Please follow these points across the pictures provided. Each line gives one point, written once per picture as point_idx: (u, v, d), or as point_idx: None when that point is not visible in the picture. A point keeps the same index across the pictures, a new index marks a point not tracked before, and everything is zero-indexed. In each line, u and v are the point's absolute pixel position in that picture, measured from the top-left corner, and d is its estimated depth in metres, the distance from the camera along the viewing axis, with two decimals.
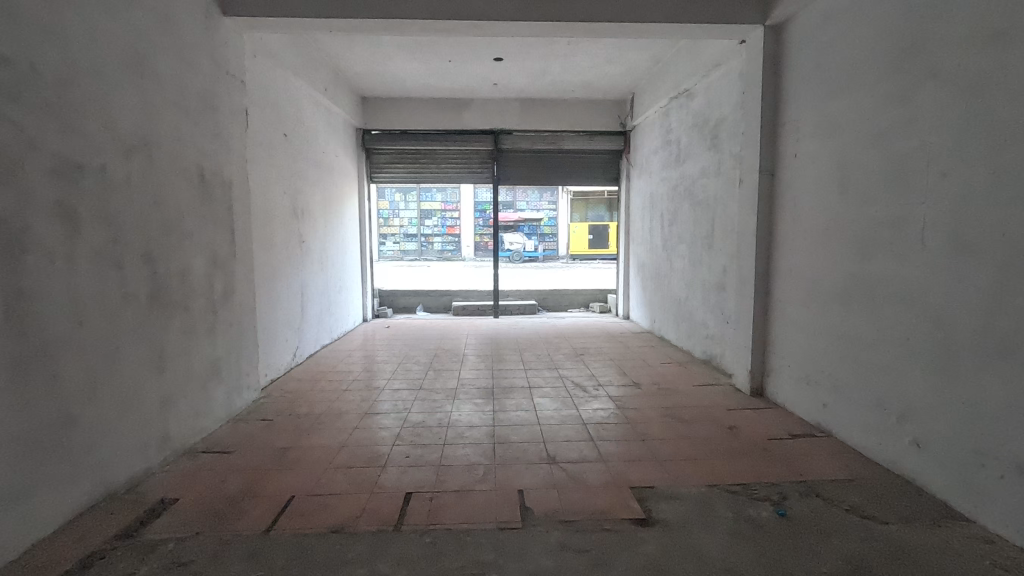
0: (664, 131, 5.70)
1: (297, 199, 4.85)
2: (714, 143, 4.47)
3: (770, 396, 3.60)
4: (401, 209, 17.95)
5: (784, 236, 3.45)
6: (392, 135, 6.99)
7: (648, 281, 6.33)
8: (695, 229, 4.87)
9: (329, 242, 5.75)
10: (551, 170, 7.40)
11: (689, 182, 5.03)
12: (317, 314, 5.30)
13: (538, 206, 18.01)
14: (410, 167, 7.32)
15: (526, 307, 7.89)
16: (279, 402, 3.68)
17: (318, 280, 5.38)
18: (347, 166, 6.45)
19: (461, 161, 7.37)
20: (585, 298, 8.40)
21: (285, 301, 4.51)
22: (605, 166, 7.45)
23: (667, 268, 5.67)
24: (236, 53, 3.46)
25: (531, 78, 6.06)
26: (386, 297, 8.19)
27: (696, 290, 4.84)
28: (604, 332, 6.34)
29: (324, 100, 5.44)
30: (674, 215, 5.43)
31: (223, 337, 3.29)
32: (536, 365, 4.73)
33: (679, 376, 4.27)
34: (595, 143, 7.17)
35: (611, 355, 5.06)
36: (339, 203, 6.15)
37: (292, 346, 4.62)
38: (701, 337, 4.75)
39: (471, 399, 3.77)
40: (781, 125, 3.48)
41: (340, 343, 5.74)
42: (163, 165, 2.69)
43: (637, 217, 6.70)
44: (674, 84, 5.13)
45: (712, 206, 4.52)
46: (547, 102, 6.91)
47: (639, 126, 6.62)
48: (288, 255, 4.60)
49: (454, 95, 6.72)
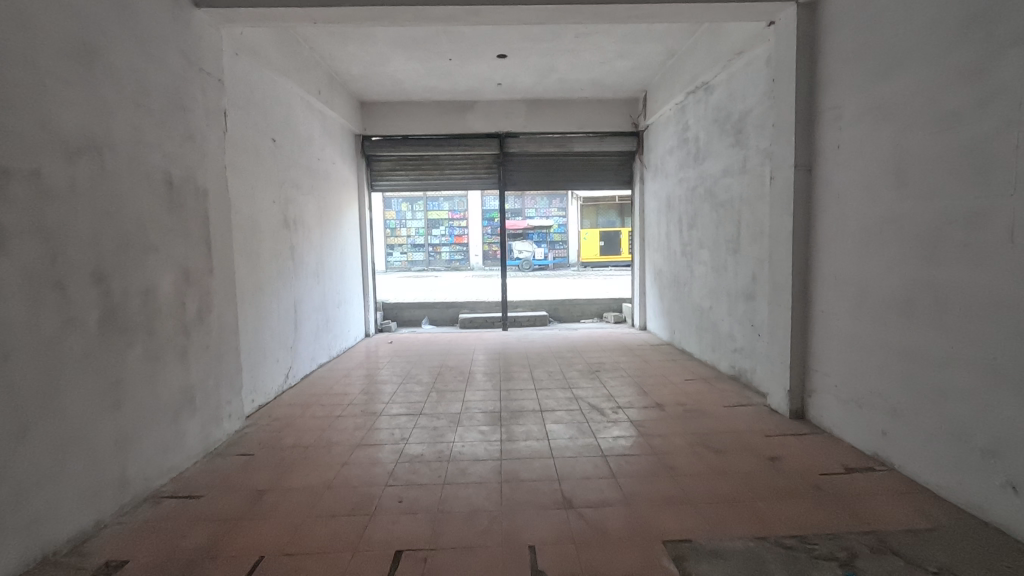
0: (680, 129, 5.33)
1: (289, 210, 4.53)
2: (737, 139, 4.09)
3: (813, 420, 3.18)
4: (408, 220, 17.64)
5: (825, 239, 3.05)
6: (392, 140, 6.69)
7: (666, 290, 5.93)
8: (718, 233, 4.48)
9: (326, 254, 5.44)
10: (560, 174, 7.07)
11: (710, 181, 4.64)
12: (313, 332, 4.98)
13: (547, 213, 17.67)
14: (413, 173, 7.01)
15: (537, 319, 7.51)
16: (265, 432, 3.34)
17: (314, 295, 5.06)
18: (346, 174, 6.15)
19: (465, 167, 7.04)
20: (599, 307, 8.02)
21: (276, 319, 4.18)
22: (618, 168, 7.07)
23: (686, 276, 5.27)
24: (211, 49, 3.15)
25: (537, 77, 5.73)
26: (391, 310, 7.87)
27: (721, 299, 4.43)
28: (620, 345, 5.94)
29: (317, 104, 5.15)
30: (693, 219, 5.04)
31: (198, 362, 2.95)
32: (548, 384, 4.34)
33: (705, 395, 3.86)
34: (607, 147, 6.77)
35: (629, 372, 4.67)
36: (337, 213, 5.83)
37: (284, 368, 4.29)
38: (728, 350, 4.34)
39: (476, 426, 3.39)
40: (818, 114, 3.09)
41: (339, 361, 5.40)
42: (120, 172, 2.37)
43: (653, 223, 6.32)
44: (691, 78, 4.76)
45: (737, 208, 4.13)
46: (555, 102, 6.58)
47: (652, 125, 6.25)
48: (278, 269, 4.28)
49: (457, 97, 6.41)
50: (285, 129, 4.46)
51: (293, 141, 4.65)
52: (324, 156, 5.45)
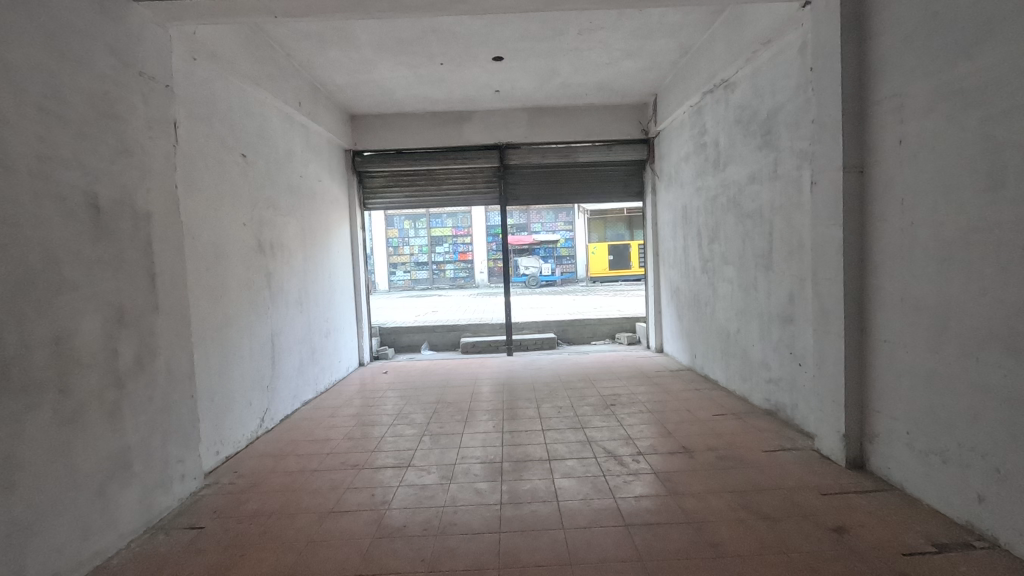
0: (696, 134, 4.85)
1: (265, 233, 4.09)
2: (765, 140, 3.61)
3: (878, 473, 2.64)
4: (411, 238, 17.21)
5: (886, 254, 2.53)
6: (385, 155, 6.29)
7: (684, 309, 5.42)
8: (745, 248, 3.97)
9: (311, 280, 4.99)
10: (565, 186, 6.59)
11: (733, 190, 4.15)
12: (295, 367, 4.51)
13: (554, 227, 17.24)
14: (408, 190, 6.57)
15: (544, 341, 6.99)
16: (224, 495, 2.84)
17: (297, 325, 4.59)
18: (334, 192, 5.72)
19: (464, 182, 6.57)
20: (610, 327, 7.49)
21: (248, 357, 3.71)
22: (626, 179, 6.58)
23: (709, 295, 4.76)
24: (156, 50, 2.72)
25: (537, 82, 5.29)
26: (388, 335, 7.39)
27: (752, 323, 3.91)
28: (637, 371, 5.40)
29: (298, 117, 4.74)
30: (714, 232, 4.54)
31: (137, 419, 2.46)
32: (557, 424, 3.82)
33: (740, 436, 3.33)
34: (615, 156, 6.32)
35: (648, 406, 4.13)
36: (324, 234, 5.39)
37: (259, 411, 3.82)
38: (762, 380, 3.80)
39: (472, 483, 2.88)
40: (871, 104, 2.59)
41: (327, 397, 4.91)
42: (17, 194, 1.92)
43: (668, 237, 5.83)
44: (709, 75, 4.30)
45: (768, 219, 3.63)
46: (557, 110, 6.14)
47: (664, 131, 5.79)
48: (252, 299, 3.83)
49: (452, 107, 5.98)
50: (258, 144, 4.04)
51: (269, 158, 4.22)
52: (308, 172, 5.02)
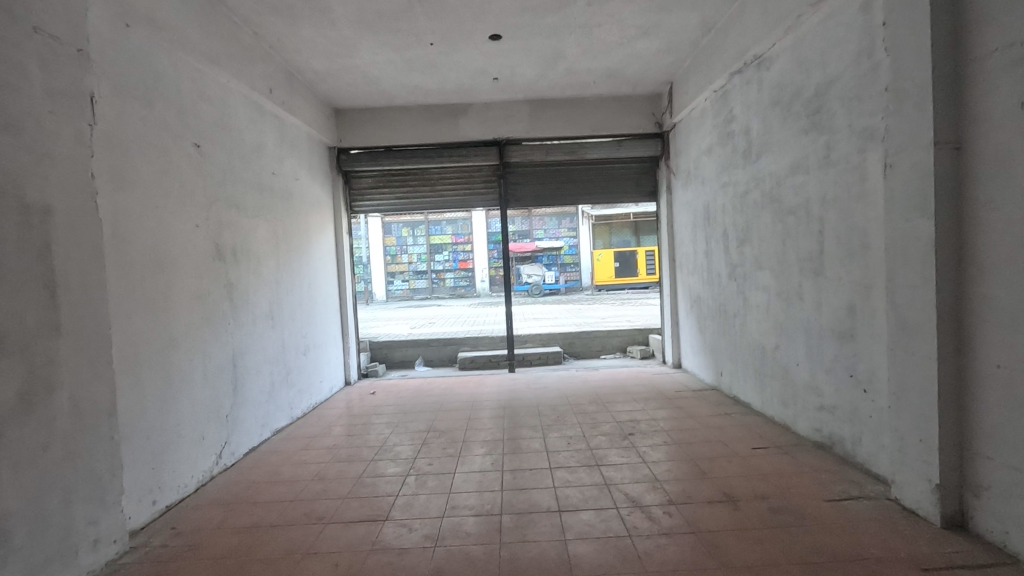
0: (721, 122, 4.28)
1: (226, 237, 3.52)
2: (814, 121, 3.03)
3: (988, 538, 2.03)
4: (409, 246, 16.62)
5: (1000, 253, 1.94)
6: (373, 153, 5.73)
7: (707, 321, 4.83)
8: (787, 250, 3.38)
9: (286, 291, 4.41)
10: (571, 186, 6.01)
11: (770, 184, 3.57)
12: (265, 390, 3.93)
13: (557, 234, 16.67)
14: (399, 191, 6.01)
15: (549, 356, 6.38)
16: (152, 565, 2.26)
17: (268, 343, 4.01)
18: (315, 193, 5.16)
19: (459, 182, 5.99)
20: (621, 340, 6.87)
21: (201, 383, 3.14)
22: (639, 177, 5.99)
23: (739, 305, 4.16)
24: (63, 5, 2.17)
25: (540, 68, 4.74)
26: (379, 350, 6.78)
27: (798, 339, 3.31)
28: (654, 391, 4.79)
29: (270, 106, 4.19)
30: (746, 233, 3.95)
31: (22, 476, 1.88)
32: (567, 462, 3.20)
33: (792, 480, 2.73)
34: (625, 152, 5.73)
35: (674, 437, 3.53)
36: (303, 239, 4.82)
37: (215, 446, 3.23)
38: (812, 408, 3.20)
39: (463, 548, 2.27)
40: (972, 62, 2.02)
41: (304, 424, 4.32)
42: None
43: (686, 241, 5.25)
44: (739, 52, 3.73)
45: (817, 215, 3.05)
46: (562, 102, 5.59)
47: (681, 123, 5.22)
48: (207, 314, 3.25)
49: (447, 99, 5.44)
50: (218, 134, 3.48)
51: (233, 151, 3.67)
52: (284, 170, 4.47)
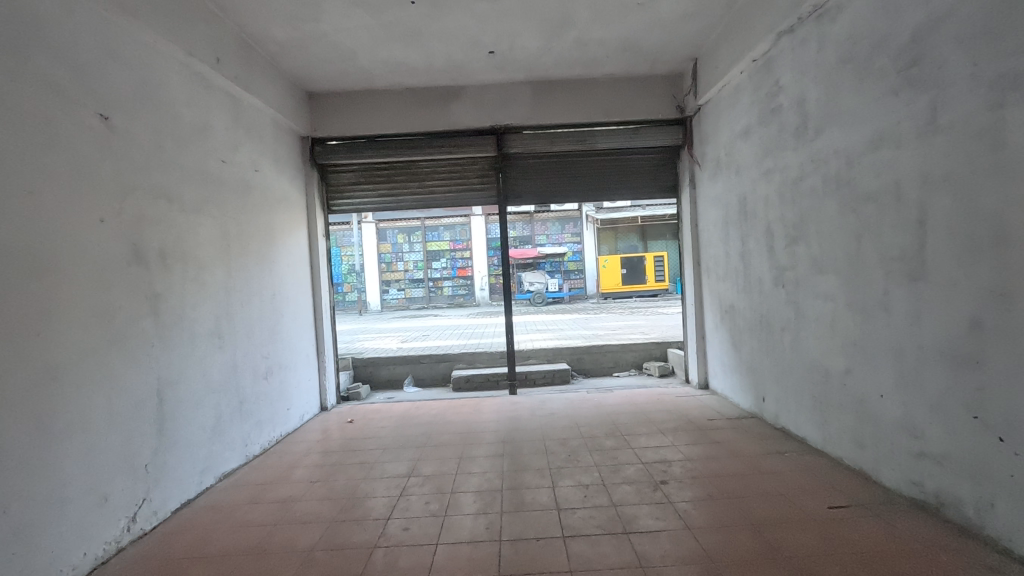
0: (763, 96, 3.56)
1: (151, 236, 2.79)
2: (910, 77, 2.30)
3: None
4: (405, 253, 15.94)
5: None
6: (353, 144, 5.00)
7: (744, 335, 4.08)
8: (866, 249, 2.64)
9: (241, 305, 3.67)
10: (580, 180, 5.27)
11: (837, 167, 2.84)
12: (208, 428, 3.18)
13: (561, 239, 15.84)
14: (384, 188, 5.27)
15: (554, 374, 5.63)
16: None
17: (212, 368, 3.27)
18: (283, 189, 4.43)
19: (452, 177, 5.25)
20: (636, 355, 6.09)
21: (105, 426, 2.39)
22: (657, 170, 5.25)
23: (790, 318, 3.41)
24: None
25: (544, 39, 4.03)
26: (363, 368, 6.02)
27: (884, 363, 2.56)
28: (683, 420, 4.03)
29: (219, 80, 3.47)
30: (801, 230, 3.21)
31: None
32: (586, 527, 2.44)
33: (902, 565, 1.97)
34: (642, 141, 4.99)
35: (720, 489, 2.76)
36: (265, 242, 4.08)
37: (125, 507, 2.48)
38: (908, 453, 2.45)
39: None
40: None
41: (261, 465, 3.56)
42: None
43: (716, 242, 4.51)
44: (792, 3, 3.01)
45: (915, 201, 2.31)
46: (569, 83, 4.87)
47: (708, 104, 4.49)
48: (117, 336, 2.51)
49: (436, 79, 4.73)
50: (140, 107, 2.76)
51: (163, 129, 2.95)
52: (240, 158, 3.75)
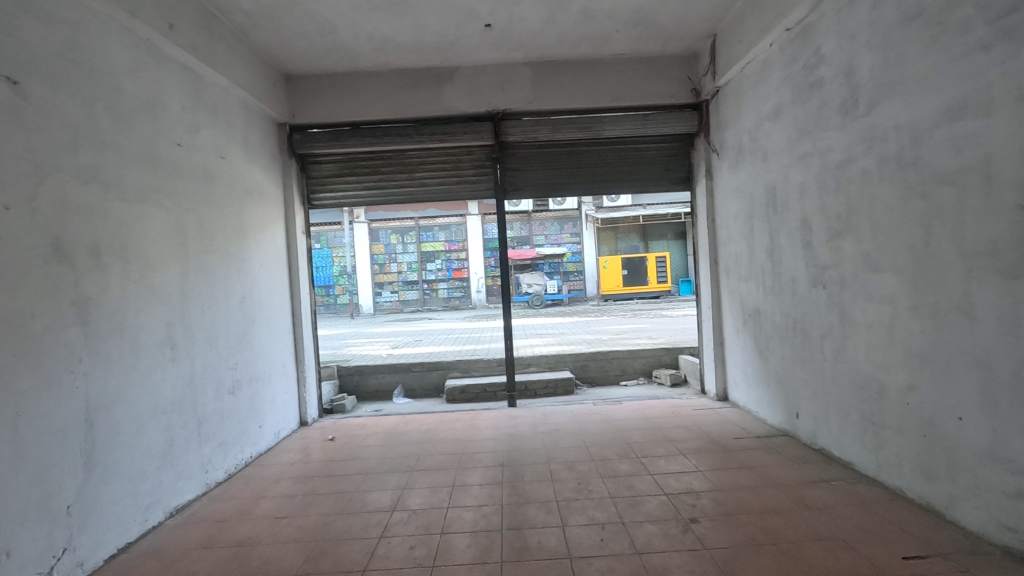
0: (799, 70, 3.11)
1: (79, 229, 2.31)
2: (1006, 28, 1.86)
3: None
4: (399, 254, 15.48)
5: None
6: (336, 131, 4.53)
7: (774, 343, 3.63)
8: (940, 242, 2.20)
9: (202, 310, 3.20)
10: (584, 171, 4.81)
11: (899, 146, 2.40)
12: (156, 455, 2.71)
13: (560, 240, 15.34)
14: (370, 180, 4.80)
15: (557, 383, 5.17)
16: None
17: (162, 384, 2.80)
18: (255, 179, 3.96)
19: (445, 168, 4.79)
20: (645, 362, 5.64)
21: (8, 465, 1.92)
22: (670, 161, 4.79)
23: (832, 323, 2.97)
24: None
25: (547, 9, 3.59)
26: (350, 377, 5.55)
27: (966, 379, 2.11)
28: (706, 438, 3.58)
29: (174, 50, 3.01)
30: (848, 222, 2.76)
31: None
32: None
33: None
34: (653, 128, 4.54)
35: (763, 531, 2.30)
36: (233, 239, 3.60)
37: (35, 563, 2.01)
38: (1001, 492, 1.99)
39: None
40: None
41: (224, 495, 3.08)
42: None
43: (738, 239, 4.06)
44: None
45: (1013, 181, 1.87)
46: (573, 65, 4.43)
47: (729, 86, 4.05)
48: (28, 350, 2.03)
49: (427, 60, 4.27)
50: (67, 74, 2.30)
51: (97, 102, 2.47)
52: (201, 142, 3.28)
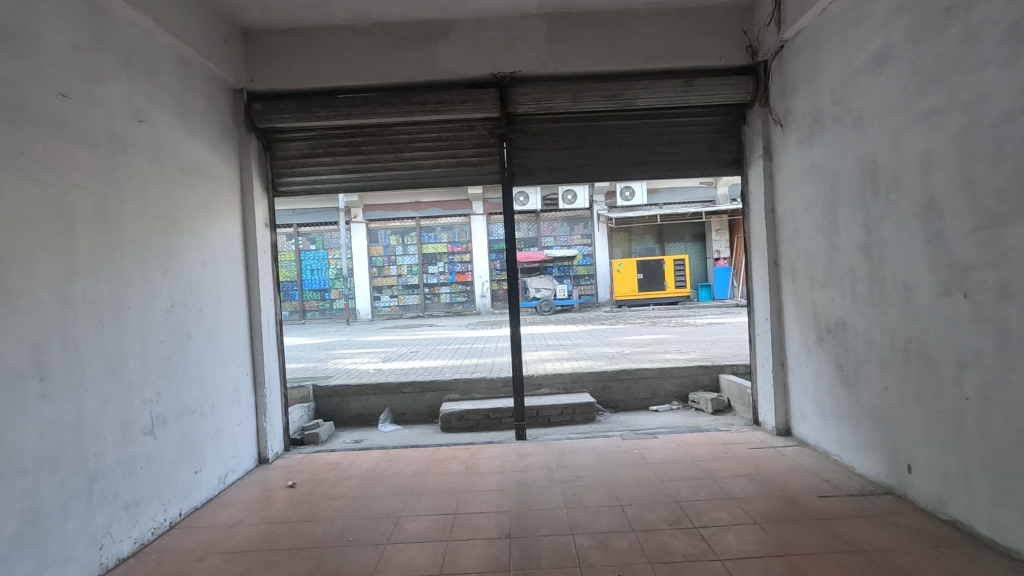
0: None
1: None
2: None
3: None
4: (399, 256, 14.65)
5: None
6: (305, 100, 3.68)
7: (871, 369, 2.73)
8: None
9: (101, 322, 2.34)
10: (610, 151, 3.94)
11: None
12: (3, 539, 1.85)
13: (570, 241, 14.44)
14: (349, 161, 3.94)
15: (575, 410, 4.29)
16: None
17: (20, 433, 1.93)
18: (195, 156, 3.11)
19: (440, 147, 3.93)
20: (679, 383, 4.75)
21: None
22: (716, 139, 3.92)
23: (981, 348, 2.08)
24: None
25: None
26: (328, 399, 4.68)
27: None
28: (783, 495, 2.68)
29: None
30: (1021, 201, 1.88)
31: None
32: None
33: None
34: (697, 96, 3.67)
35: None
36: (157, 229, 2.75)
37: None
38: None
39: None
40: None
41: None
42: None
43: (813, 232, 3.17)
44: None
45: None
46: (599, 17, 3.56)
47: (800, 38, 3.17)
48: None
49: (418, 9, 3.42)
50: None
51: None
52: (104, 97, 2.44)
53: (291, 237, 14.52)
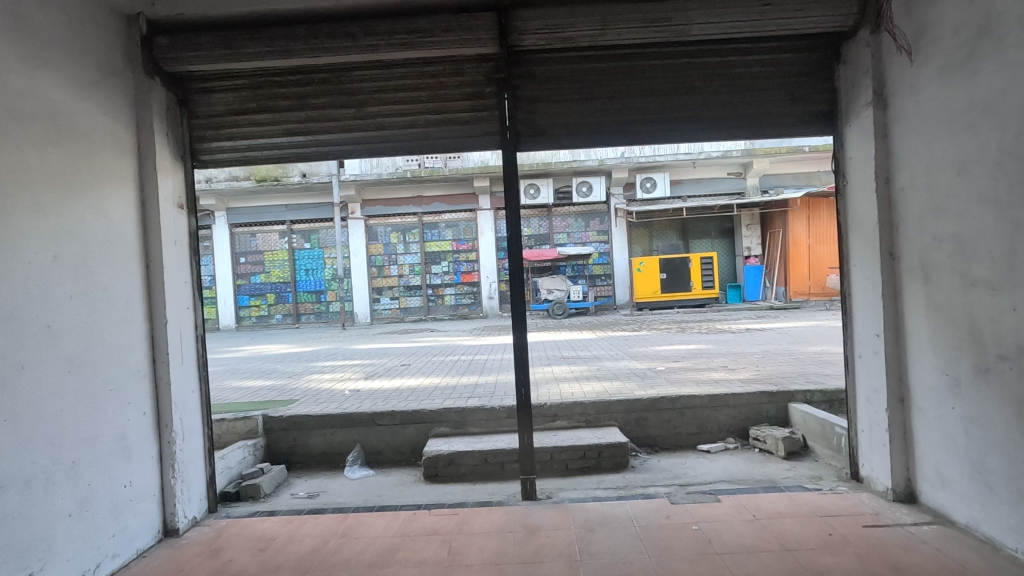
0: None
1: None
2: None
3: None
4: (400, 255, 13.67)
5: None
6: (226, 31, 2.65)
7: None
8: None
9: None
10: (649, 103, 2.88)
11: None
12: None
13: (585, 239, 13.27)
14: (295, 120, 2.94)
15: (603, 455, 3.24)
16: None
17: None
18: (43, 98, 2.10)
19: (416, 100, 2.91)
20: (735, 415, 3.67)
21: None
22: (796, 87, 2.85)
23: None
24: None
25: None
26: (283, 434, 3.68)
27: None
28: None
29: None
30: None
31: None
32: None
33: None
34: (777, 20, 2.59)
35: None
36: None
37: None
38: None
39: None
40: None
41: None
42: None
43: (974, 207, 2.08)
44: None
45: None
46: None
47: None
48: None
49: None
50: None
51: None
52: None
53: (285, 235, 13.62)
